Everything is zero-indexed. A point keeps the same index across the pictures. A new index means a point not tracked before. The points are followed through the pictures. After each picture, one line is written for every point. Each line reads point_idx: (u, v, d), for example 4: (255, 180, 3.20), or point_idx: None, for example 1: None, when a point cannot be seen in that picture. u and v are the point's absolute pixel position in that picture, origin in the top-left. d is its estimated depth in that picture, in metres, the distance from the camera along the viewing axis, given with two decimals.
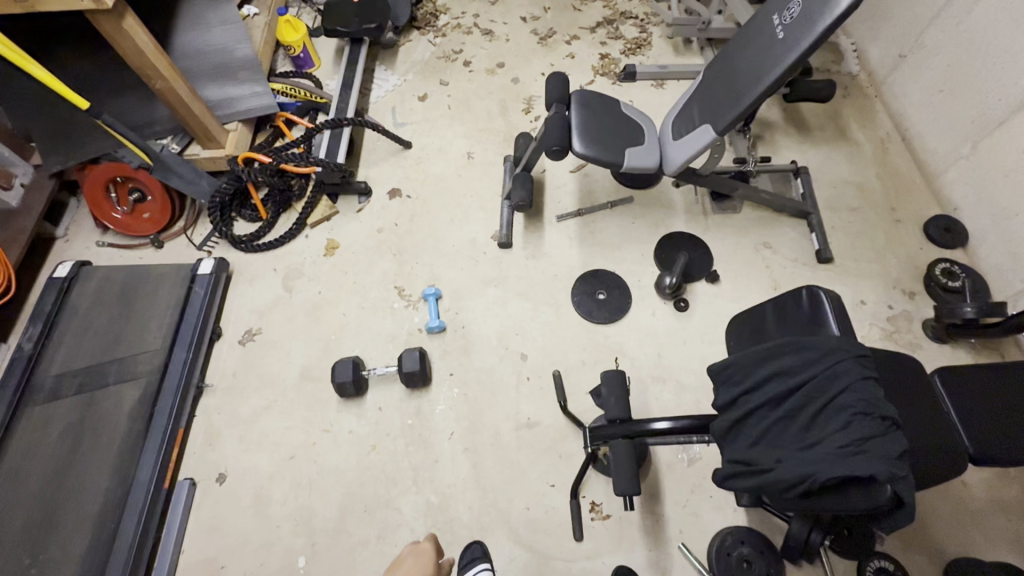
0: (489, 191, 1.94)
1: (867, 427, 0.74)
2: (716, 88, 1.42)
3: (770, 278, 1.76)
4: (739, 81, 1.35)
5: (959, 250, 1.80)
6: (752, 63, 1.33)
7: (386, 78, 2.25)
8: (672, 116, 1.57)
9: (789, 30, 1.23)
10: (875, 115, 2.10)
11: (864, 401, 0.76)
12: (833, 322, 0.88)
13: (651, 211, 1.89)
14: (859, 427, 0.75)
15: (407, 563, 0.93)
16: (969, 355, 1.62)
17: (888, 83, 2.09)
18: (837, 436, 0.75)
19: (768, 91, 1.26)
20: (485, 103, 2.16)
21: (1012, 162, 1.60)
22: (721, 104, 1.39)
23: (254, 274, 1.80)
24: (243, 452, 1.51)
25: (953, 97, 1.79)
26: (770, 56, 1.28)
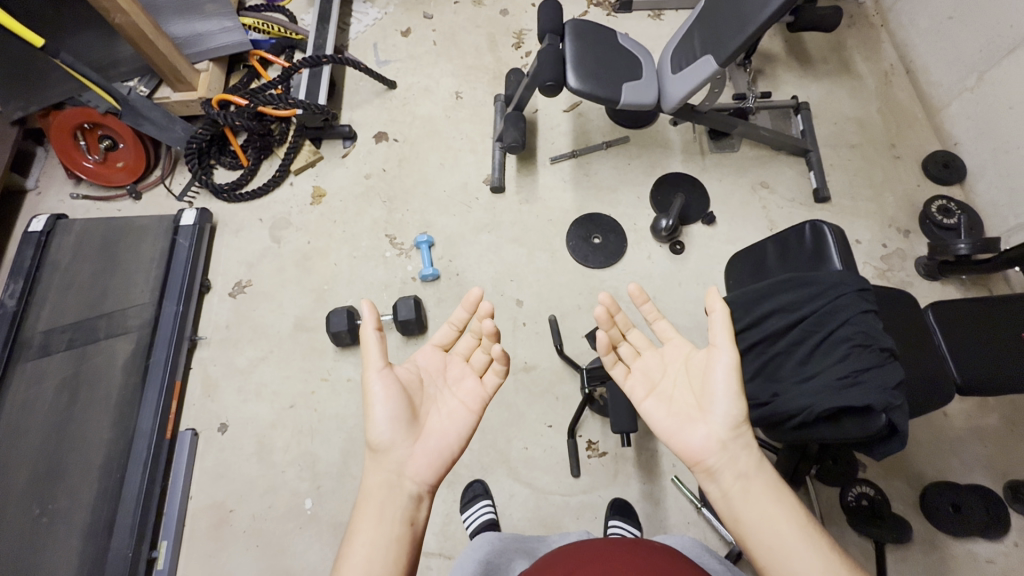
0: (479, 132, 1.87)
1: (868, 365, 0.74)
2: (719, 14, 1.33)
3: (766, 218, 1.74)
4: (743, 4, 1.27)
5: (956, 187, 1.79)
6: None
7: (366, 11, 2.10)
8: (672, 46, 1.49)
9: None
10: (879, 46, 2.01)
11: (865, 334, 0.76)
12: (835, 256, 0.86)
13: (648, 151, 1.84)
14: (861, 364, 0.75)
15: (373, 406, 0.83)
16: (958, 291, 1.64)
17: (896, 10, 1.99)
18: (839, 373, 0.76)
19: (774, 18, 1.19)
20: (472, 38, 2.04)
21: (1017, 94, 1.56)
22: (724, 33, 1.31)
23: (240, 224, 1.74)
24: (242, 402, 1.52)
25: (960, 24, 1.72)
26: None
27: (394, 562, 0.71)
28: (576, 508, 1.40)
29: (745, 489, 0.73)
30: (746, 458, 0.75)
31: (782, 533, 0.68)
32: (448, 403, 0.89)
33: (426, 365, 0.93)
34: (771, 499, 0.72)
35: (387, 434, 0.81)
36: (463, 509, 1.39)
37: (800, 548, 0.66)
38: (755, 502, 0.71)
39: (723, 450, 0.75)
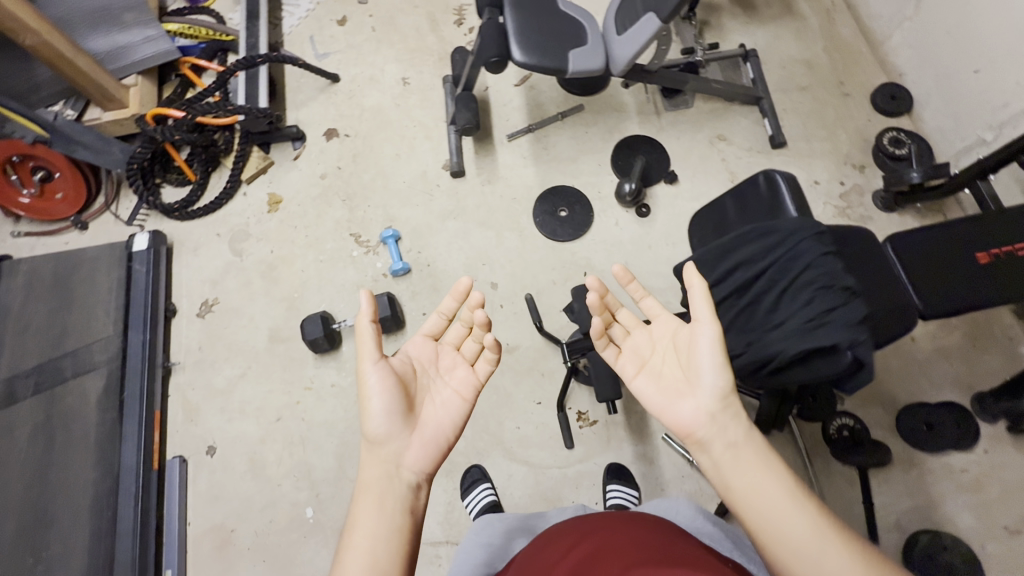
0: (432, 117, 1.82)
1: (830, 302, 0.76)
2: None
3: (726, 171, 1.76)
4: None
5: (905, 118, 1.82)
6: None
7: (297, 2, 2.00)
8: (614, 7, 1.46)
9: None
10: None
11: (825, 276, 0.78)
12: (791, 203, 0.87)
13: (603, 117, 1.82)
14: (824, 300, 0.77)
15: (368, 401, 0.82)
16: (916, 219, 1.69)
17: None
18: (802, 312, 0.78)
19: None
20: (412, 19, 1.97)
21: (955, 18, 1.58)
22: None
23: (197, 242, 1.68)
24: (227, 423, 1.49)
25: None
26: None
27: (397, 552, 0.72)
28: (574, 478, 1.43)
29: (735, 456, 0.74)
30: (735, 425, 0.76)
31: (770, 494, 0.70)
32: (441, 393, 0.89)
33: (417, 355, 0.92)
34: (759, 464, 0.73)
35: (381, 428, 0.81)
36: (464, 495, 1.41)
37: (791, 508, 0.68)
38: (746, 466, 0.73)
39: (713, 421, 0.77)
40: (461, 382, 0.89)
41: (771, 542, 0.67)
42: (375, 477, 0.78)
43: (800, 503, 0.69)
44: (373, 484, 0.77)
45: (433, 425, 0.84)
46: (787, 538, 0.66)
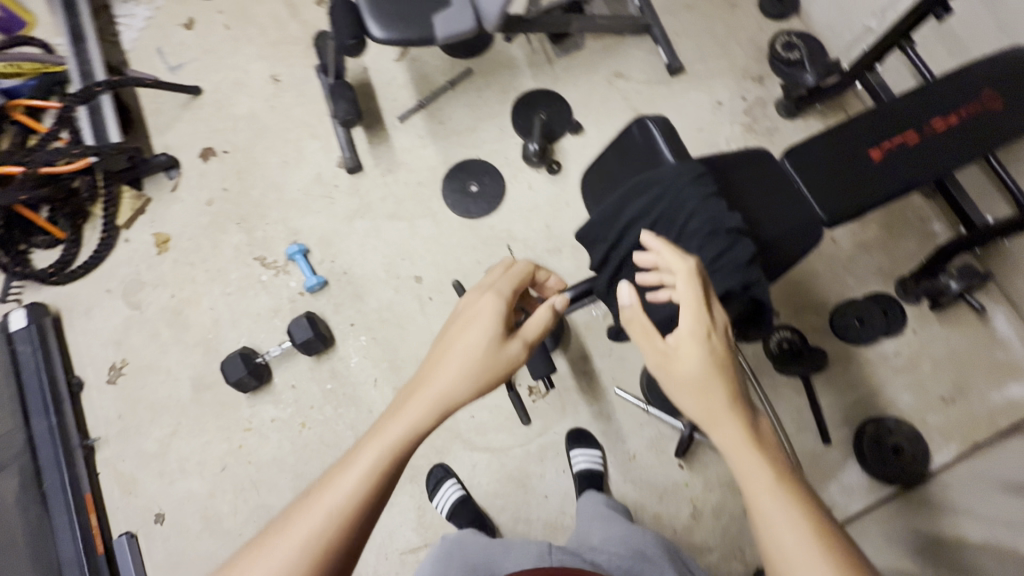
0: (313, 113, 1.67)
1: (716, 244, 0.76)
2: None
3: (630, 109, 1.70)
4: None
5: (794, 18, 1.80)
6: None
7: (131, 11, 1.76)
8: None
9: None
10: None
11: (710, 219, 0.77)
12: (665, 146, 0.84)
13: (495, 76, 1.72)
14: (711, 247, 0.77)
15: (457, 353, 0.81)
16: (819, 121, 1.69)
17: None
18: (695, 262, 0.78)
19: None
20: (267, 8, 1.78)
21: None
22: None
23: (86, 304, 1.52)
24: (170, 485, 1.41)
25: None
26: None
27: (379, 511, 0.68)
28: (538, 452, 1.43)
29: (731, 460, 0.68)
30: (729, 428, 0.69)
31: (767, 510, 0.63)
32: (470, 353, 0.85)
33: (481, 303, 0.85)
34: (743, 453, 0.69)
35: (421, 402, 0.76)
36: (433, 497, 1.38)
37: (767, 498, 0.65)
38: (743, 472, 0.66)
39: (706, 422, 0.70)
40: (502, 358, 0.83)
41: (774, 562, 0.61)
42: (392, 432, 0.72)
43: (798, 520, 0.62)
44: (394, 438, 0.72)
45: (467, 393, 0.80)
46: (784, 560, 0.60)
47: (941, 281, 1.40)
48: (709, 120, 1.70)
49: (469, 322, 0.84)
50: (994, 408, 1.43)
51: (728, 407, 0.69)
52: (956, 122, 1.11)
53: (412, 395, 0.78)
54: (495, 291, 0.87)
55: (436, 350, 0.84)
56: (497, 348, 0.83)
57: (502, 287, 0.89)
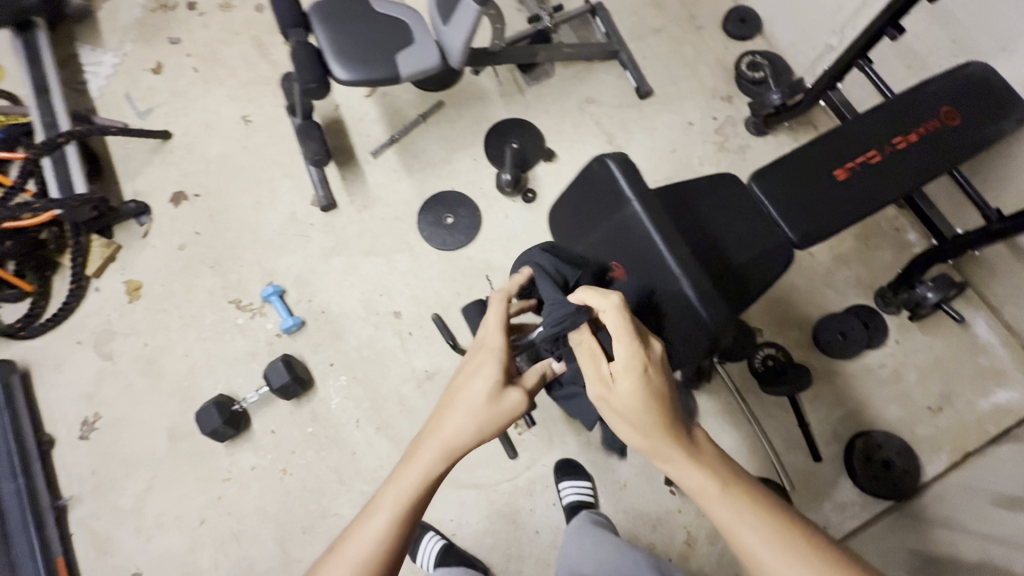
0: (286, 152, 1.66)
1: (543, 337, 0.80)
2: None
3: (603, 133, 1.72)
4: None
5: (759, 38, 1.84)
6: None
7: (99, 59, 1.76)
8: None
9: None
10: None
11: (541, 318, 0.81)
12: (625, 193, 0.80)
13: (467, 108, 1.72)
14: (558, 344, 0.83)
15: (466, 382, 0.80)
16: (789, 137, 1.71)
17: None
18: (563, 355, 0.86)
19: None
20: (237, 49, 1.78)
21: None
22: None
23: (57, 357, 1.48)
24: (147, 542, 1.35)
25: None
26: None
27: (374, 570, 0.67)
28: (527, 486, 1.40)
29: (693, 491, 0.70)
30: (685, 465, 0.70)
31: (731, 527, 0.66)
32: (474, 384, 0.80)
33: (480, 359, 0.81)
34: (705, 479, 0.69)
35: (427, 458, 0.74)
36: (415, 552, 1.33)
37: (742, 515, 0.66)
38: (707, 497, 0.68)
39: (656, 457, 0.71)
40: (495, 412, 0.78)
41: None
42: (410, 472, 0.73)
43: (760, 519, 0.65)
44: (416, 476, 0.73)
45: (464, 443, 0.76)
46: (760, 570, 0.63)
47: (918, 293, 1.39)
48: (681, 141, 1.71)
49: (472, 371, 0.80)
50: (983, 415, 1.42)
51: (677, 446, 0.70)
52: (916, 139, 1.12)
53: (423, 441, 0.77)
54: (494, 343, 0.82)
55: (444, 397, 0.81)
56: (490, 404, 0.78)
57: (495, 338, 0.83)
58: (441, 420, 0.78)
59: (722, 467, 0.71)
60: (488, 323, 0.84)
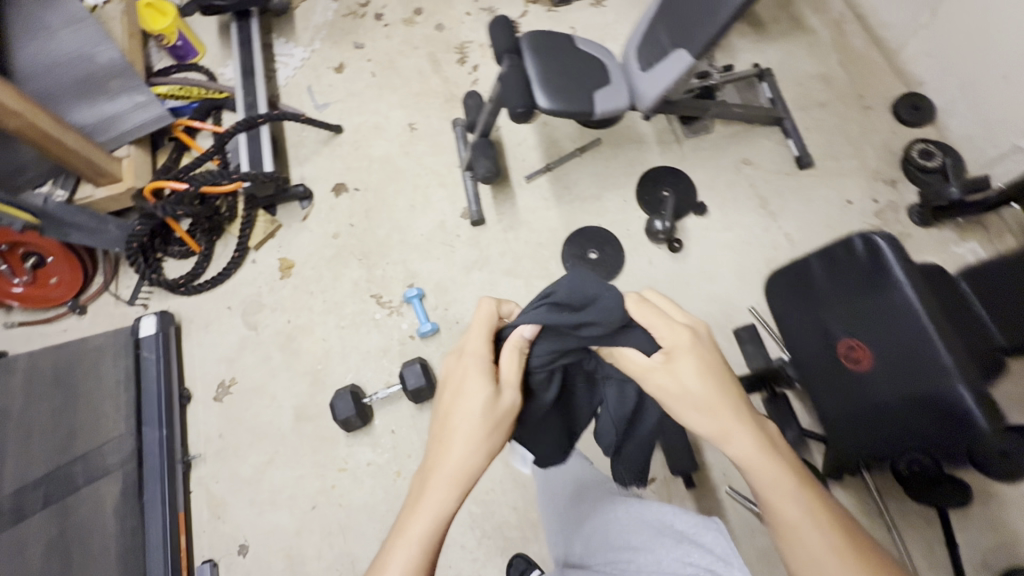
0: (445, 163, 1.73)
1: (568, 326, 0.79)
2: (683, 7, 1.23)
3: (757, 197, 1.69)
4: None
5: (929, 127, 1.79)
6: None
7: (290, 52, 1.91)
8: (642, 39, 1.38)
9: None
10: None
11: (562, 300, 0.80)
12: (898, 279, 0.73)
13: (623, 149, 1.74)
14: (565, 339, 0.81)
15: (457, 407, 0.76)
16: (955, 232, 1.63)
17: None
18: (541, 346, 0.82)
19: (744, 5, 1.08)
20: (413, 61, 1.90)
21: (973, 27, 1.58)
22: (692, 23, 1.20)
23: (207, 318, 1.56)
24: (258, 516, 1.37)
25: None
26: None
27: None
28: None
29: (750, 468, 0.70)
30: (744, 437, 0.71)
31: (808, 527, 0.66)
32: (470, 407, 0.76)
33: (467, 361, 0.79)
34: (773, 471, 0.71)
35: (440, 486, 0.71)
36: None
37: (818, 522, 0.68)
38: (758, 477, 0.69)
39: (718, 437, 0.73)
40: (493, 421, 0.76)
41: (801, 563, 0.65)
42: (423, 509, 0.69)
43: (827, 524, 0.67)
44: (429, 508, 0.70)
45: (479, 452, 0.74)
46: (808, 553, 0.64)
47: None
48: (838, 218, 1.67)
49: (460, 382, 0.78)
50: None
51: (739, 425, 0.73)
52: None
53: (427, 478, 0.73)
54: (480, 348, 0.80)
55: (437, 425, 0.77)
56: (489, 413, 0.76)
57: (478, 343, 0.81)
58: (439, 450, 0.74)
59: (774, 445, 0.73)
60: (473, 331, 0.82)
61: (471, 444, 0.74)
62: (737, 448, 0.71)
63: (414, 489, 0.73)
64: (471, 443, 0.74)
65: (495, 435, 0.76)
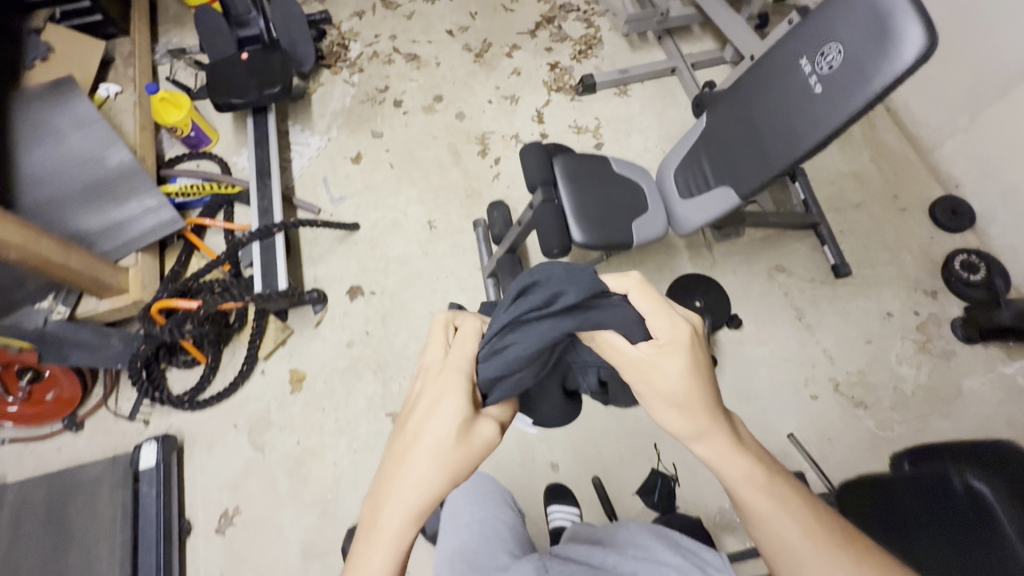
0: (466, 266, 1.66)
1: (531, 312, 0.64)
2: (730, 141, 1.15)
3: (792, 307, 1.61)
4: (758, 114, 1.08)
5: (969, 232, 1.72)
6: (772, 89, 1.04)
7: (306, 141, 1.85)
8: (682, 159, 1.29)
9: (813, 21, 0.96)
10: None
11: (531, 304, 0.64)
12: None
13: (651, 253, 1.67)
14: (539, 331, 0.64)
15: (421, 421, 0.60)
16: (1002, 351, 1.55)
17: None
18: (517, 347, 0.64)
19: (800, 159, 1.00)
20: (433, 152, 1.84)
21: (1016, 137, 1.53)
22: (741, 161, 1.12)
23: (211, 436, 1.46)
24: None
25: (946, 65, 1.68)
26: (798, 114, 0.99)
27: None
28: None
29: (724, 472, 0.61)
30: (718, 442, 0.61)
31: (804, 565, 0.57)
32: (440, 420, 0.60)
33: (449, 372, 0.64)
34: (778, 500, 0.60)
35: (398, 525, 0.54)
36: None
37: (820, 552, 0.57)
38: (736, 480, 0.61)
39: (692, 436, 0.62)
40: (464, 445, 0.59)
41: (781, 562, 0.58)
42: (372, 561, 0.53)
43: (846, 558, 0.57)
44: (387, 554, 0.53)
45: (445, 472, 0.57)
46: (793, 557, 0.57)
47: None
48: (878, 332, 1.58)
49: (434, 399, 0.62)
50: None
51: (721, 421, 0.62)
52: None
53: (375, 516, 0.55)
54: (467, 355, 0.66)
55: (395, 439, 0.61)
56: (461, 437, 0.59)
57: (461, 359, 0.65)
58: (391, 478, 0.57)
59: (748, 442, 0.63)
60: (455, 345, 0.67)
61: (435, 469, 0.57)
62: (708, 448, 0.62)
63: (366, 517, 0.56)
64: (437, 465, 0.57)
65: (465, 466, 0.59)
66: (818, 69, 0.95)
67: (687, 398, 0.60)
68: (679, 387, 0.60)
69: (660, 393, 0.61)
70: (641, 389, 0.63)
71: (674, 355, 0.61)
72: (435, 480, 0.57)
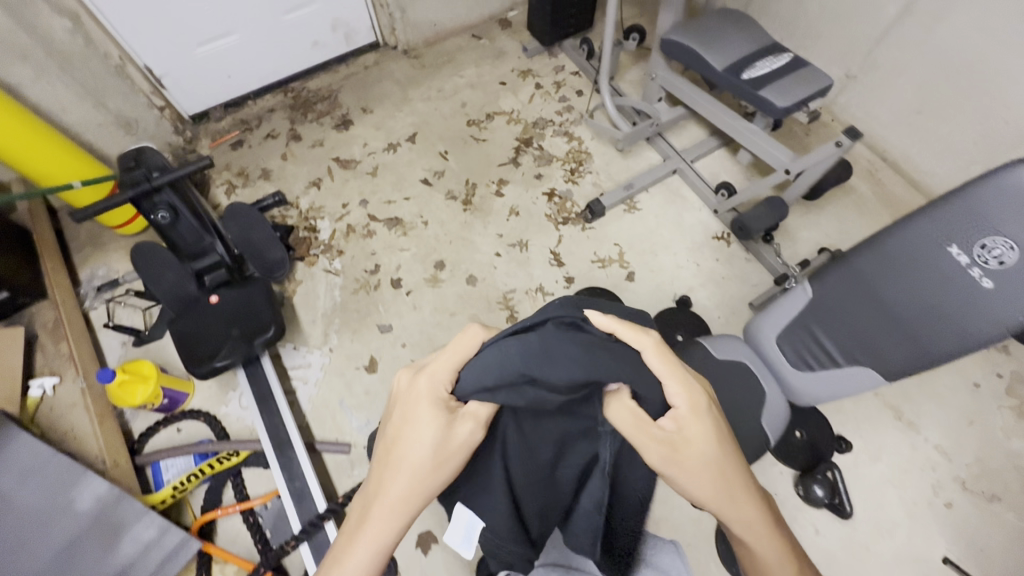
0: None
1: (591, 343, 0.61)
2: (852, 318, 1.02)
3: (888, 407, 1.52)
4: (896, 299, 0.94)
5: None
6: (914, 277, 0.91)
7: (305, 360, 1.55)
8: (785, 325, 1.13)
9: (956, 205, 0.84)
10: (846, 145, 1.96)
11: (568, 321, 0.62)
12: None
13: None
14: (596, 354, 0.58)
15: (404, 436, 0.59)
16: None
17: (840, 104, 1.96)
18: (565, 348, 0.58)
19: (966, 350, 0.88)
20: (456, 332, 1.60)
21: None
22: (875, 342, 1.00)
23: None
24: None
25: (944, 119, 1.69)
26: (955, 307, 0.87)
27: None
28: None
29: (755, 548, 0.62)
30: (750, 510, 0.61)
31: None
32: (417, 435, 0.58)
33: (422, 381, 0.61)
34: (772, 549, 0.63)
35: (376, 528, 0.56)
36: None
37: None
38: (768, 556, 0.62)
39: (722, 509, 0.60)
40: (443, 438, 0.58)
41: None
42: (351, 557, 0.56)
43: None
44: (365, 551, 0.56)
45: (423, 457, 0.58)
46: None
47: None
48: (976, 409, 1.52)
49: (412, 406, 0.60)
50: None
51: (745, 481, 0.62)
52: None
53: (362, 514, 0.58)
54: (451, 361, 0.63)
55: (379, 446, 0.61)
56: (443, 439, 0.58)
57: (446, 367, 0.62)
58: (375, 484, 0.59)
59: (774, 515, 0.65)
60: (444, 354, 0.63)
61: (420, 458, 0.58)
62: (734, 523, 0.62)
63: (368, 485, 0.59)
64: (414, 479, 0.58)
65: (444, 473, 0.58)
66: (981, 262, 0.82)
67: (709, 463, 0.59)
68: (706, 451, 0.59)
69: (687, 463, 0.58)
70: (669, 471, 0.58)
71: (699, 424, 0.60)
72: (419, 487, 0.58)
